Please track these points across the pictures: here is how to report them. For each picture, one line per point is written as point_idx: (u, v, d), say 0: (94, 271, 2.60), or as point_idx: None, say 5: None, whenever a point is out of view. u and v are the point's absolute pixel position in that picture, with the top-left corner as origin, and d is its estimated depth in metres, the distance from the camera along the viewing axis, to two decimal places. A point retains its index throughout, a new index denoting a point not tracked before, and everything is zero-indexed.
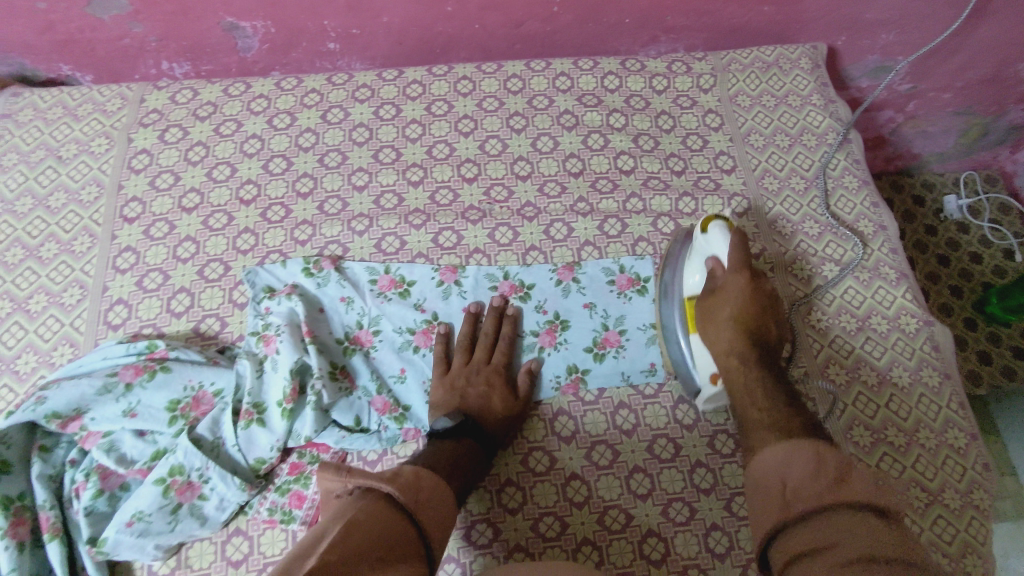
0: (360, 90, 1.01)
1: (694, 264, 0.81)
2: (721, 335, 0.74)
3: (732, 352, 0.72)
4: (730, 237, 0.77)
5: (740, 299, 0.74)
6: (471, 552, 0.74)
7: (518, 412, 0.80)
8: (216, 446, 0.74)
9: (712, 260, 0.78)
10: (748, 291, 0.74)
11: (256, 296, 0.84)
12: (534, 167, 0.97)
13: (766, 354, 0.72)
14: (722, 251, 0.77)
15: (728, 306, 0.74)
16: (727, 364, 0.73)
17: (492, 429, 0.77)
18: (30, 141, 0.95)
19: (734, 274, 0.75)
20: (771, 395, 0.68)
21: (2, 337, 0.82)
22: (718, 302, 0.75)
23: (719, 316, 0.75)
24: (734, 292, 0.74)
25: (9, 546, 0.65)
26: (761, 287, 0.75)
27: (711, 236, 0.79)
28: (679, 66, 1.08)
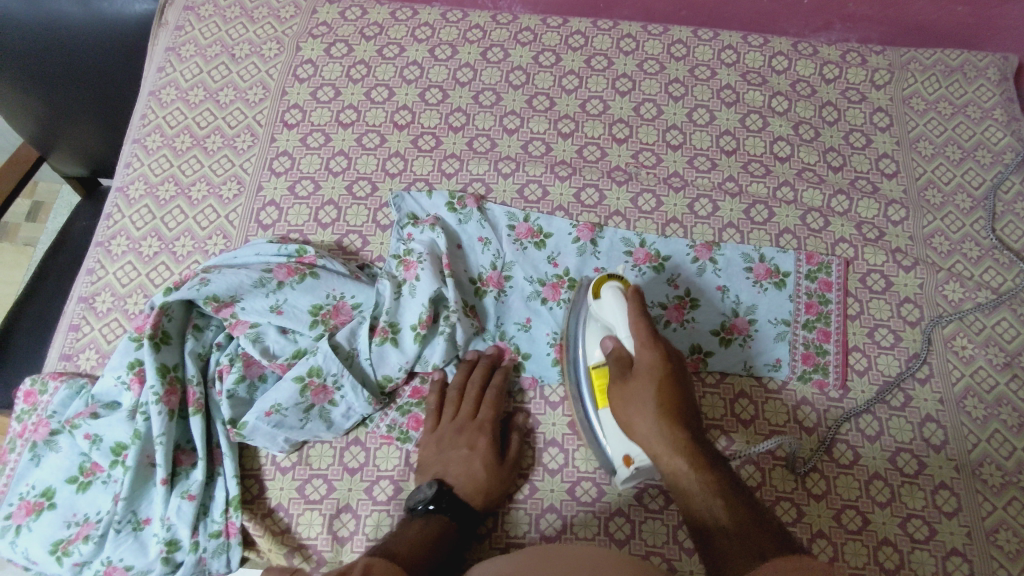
0: (522, 33, 1.00)
1: (591, 335, 0.74)
2: (652, 433, 0.66)
3: (672, 447, 0.65)
4: (625, 304, 0.70)
5: (661, 381, 0.67)
6: (572, 508, 0.75)
7: (503, 478, 0.73)
8: (350, 355, 0.76)
9: (612, 340, 0.71)
10: (665, 369, 0.67)
11: (400, 221, 0.86)
12: (686, 138, 0.95)
13: (702, 445, 0.67)
14: (622, 320, 0.70)
15: (650, 393, 0.67)
16: (672, 466, 0.65)
17: (472, 503, 0.71)
18: (209, 36, 0.99)
19: (644, 350, 0.68)
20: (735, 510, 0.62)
21: (165, 218, 0.87)
22: (635, 388, 0.68)
23: (642, 402, 0.67)
24: (650, 373, 0.67)
25: (161, 411, 0.70)
26: (674, 359, 0.69)
27: (605, 301, 0.71)
28: (854, 57, 1.02)
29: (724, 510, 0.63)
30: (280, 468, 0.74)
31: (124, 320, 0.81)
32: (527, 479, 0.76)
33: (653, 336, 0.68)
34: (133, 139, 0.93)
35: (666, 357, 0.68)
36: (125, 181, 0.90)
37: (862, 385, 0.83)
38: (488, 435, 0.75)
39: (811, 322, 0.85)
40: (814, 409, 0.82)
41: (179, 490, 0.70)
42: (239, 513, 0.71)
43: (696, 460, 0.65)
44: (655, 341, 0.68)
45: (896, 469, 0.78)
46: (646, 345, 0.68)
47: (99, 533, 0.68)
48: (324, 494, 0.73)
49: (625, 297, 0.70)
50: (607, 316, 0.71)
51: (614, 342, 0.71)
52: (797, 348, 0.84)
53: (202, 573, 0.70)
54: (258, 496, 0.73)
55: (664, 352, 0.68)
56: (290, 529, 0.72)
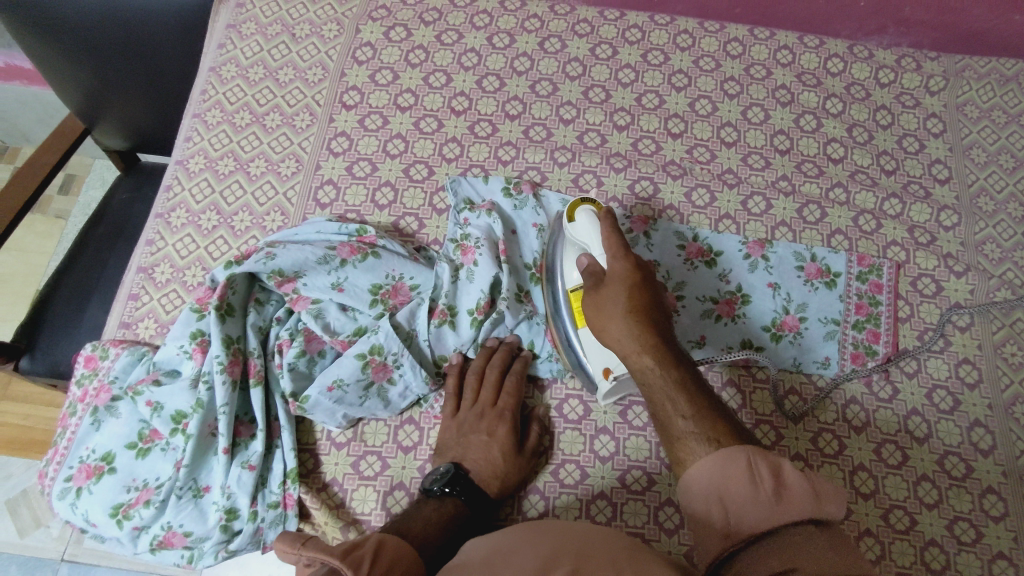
0: (580, 24, 1.01)
1: (570, 258, 0.74)
2: (623, 333, 0.65)
3: (641, 345, 0.64)
4: (600, 221, 0.70)
5: (632, 286, 0.66)
6: (622, 495, 0.74)
7: (521, 466, 0.73)
8: (409, 336, 0.77)
9: (586, 256, 0.70)
10: (637, 278, 0.67)
11: (457, 205, 0.86)
12: (740, 135, 0.95)
13: (676, 351, 0.64)
14: (597, 239, 0.70)
15: (622, 299, 0.66)
16: (639, 364, 0.64)
17: (486, 489, 0.71)
18: (270, 14, 1.00)
19: (618, 260, 0.68)
20: (698, 402, 0.60)
21: (224, 192, 0.87)
22: (607, 294, 0.67)
23: (612, 305, 0.66)
24: (622, 283, 0.67)
25: (225, 381, 0.70)
26: (647, 271, 0.68)
27: (580, 224, 0.72)
28: (908, 62, 1.02)
29: (687, 405, 0.60)
30: (335, 443, 0.75)
31: (183, 291, 0.82)
32: (577, 464, 0.76)
33: (624, 248, 0.68)
34: (192, 113, 0.93)
35: (638, 266, 0.67)
36: (184, 154, 0.90)
37: (912, 387, 0.83)
38: (508, 422, 0.74)
39: (861, 323, 0.85)
40: (863, 408, 0.82)
41: (240, 460, 0.71)
42: (296, 485, 0.72)
43: (663, 356, 0.63)
44: (627, 252, 0.68)
45: (944, 471, 0.78)
46: (618, 257, 0.68)
47: (161, 498, 0.69)
48: (379, 471, 0.74)
49: (598, 219, 0.71)
50: (581, 237, 0.72)
51: (590, 258, 0.70)
52: (847, 348, 0.84)
53: (257, 542, 0.71)
54: (313, 470, 0.74)
55: (636, 262, 0.67)
56: (345, 504, 0.73)
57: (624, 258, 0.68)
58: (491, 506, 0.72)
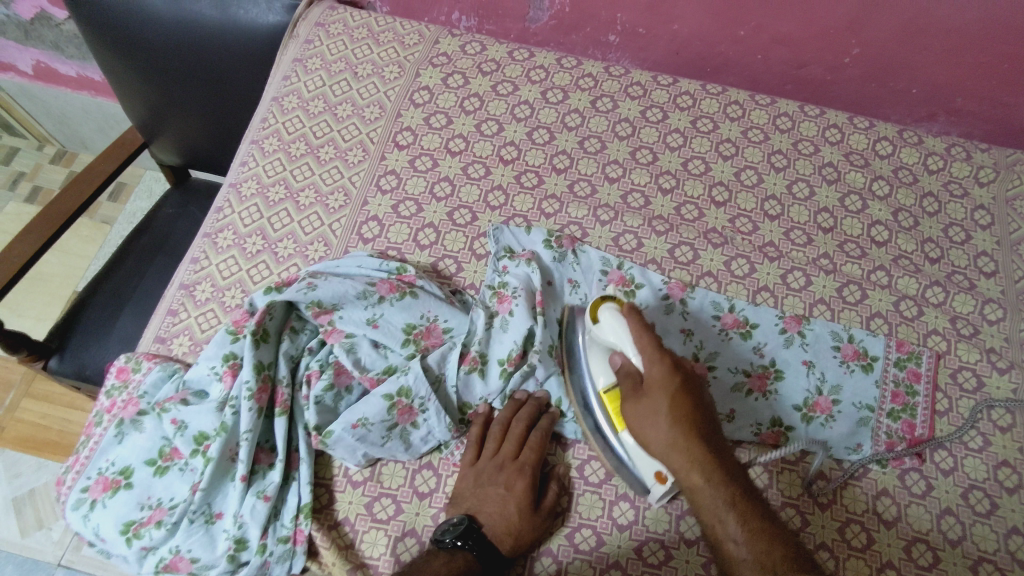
0: (633, 87, 1.03)
1: (600, 358, 0.75)
2: (669, 448, 0.67)
3: (688, 460, 0.66)
4: (628, 323, 0.71)
5: (673, 394, 0.68)
6: (637, 567, 0.72)
7: (537, 525, 0.71)
8: (438, 380, 0.76)
9: (620, 357, 0.72)
10: (677, 384, 0.68)
11: (497, 253, 0.86)
12: (785, 209, 0.95)
13: (722, 461, 0.66)
14: (626, 339, 0.71)
15: (665, 412, 0.68)
16: (687, 479, 0.66)
17: (498, 545, 0.69)
18: (335, 53, 1.04)
19: (653, 366, 0.69)
20: (749, 520, 0.63)
21: (272, 218, 0.89)
22: (649, 403, 0.69)
23: (657, 415, 0.68)
24: (663, 392, 0.68)
25: (251, 408, 0.70)
26: (683, 371, 0.70)
27: (605, 323, 0.72)
28: (958, 151, 1.02)
29: (738, 529, 0.63)
30: (352, 481, 0.74)
31: (220, 312, 0.82)
32: (594, 530, 0.74)
33: (659, 351, 0.69)
34: (251, 140, 0.97)
35: (675, 370, 0.69)
36: (238, 178, 0.93)
37: (947, 485, 0.79)
38: (527, 477, 0.73)
39: (897, 412, 0.83)
40: (895, 501, 0.78)
41: (256, 489, 0.70)
42: (308, 521, 0.70)
43: (708, 471, 0.65)
44: (662, 356, 0.69)
45: None
46: (654, 361, 0.69)
47: (172, 520, 0.68)
48: (392, 514, 0.73)
49: (621, 314, 0.72)
50: (607, 337, 0.73)
51: (622, 358, 0.71)
52: (880, 435, 0.81)
53: None
54: (326, 506, 0.73)
55: (672, 366, 0.69)
56: (354, 545, 0.71)
57: (660, 364, 0.69)
58: (501, 565, 0.69)
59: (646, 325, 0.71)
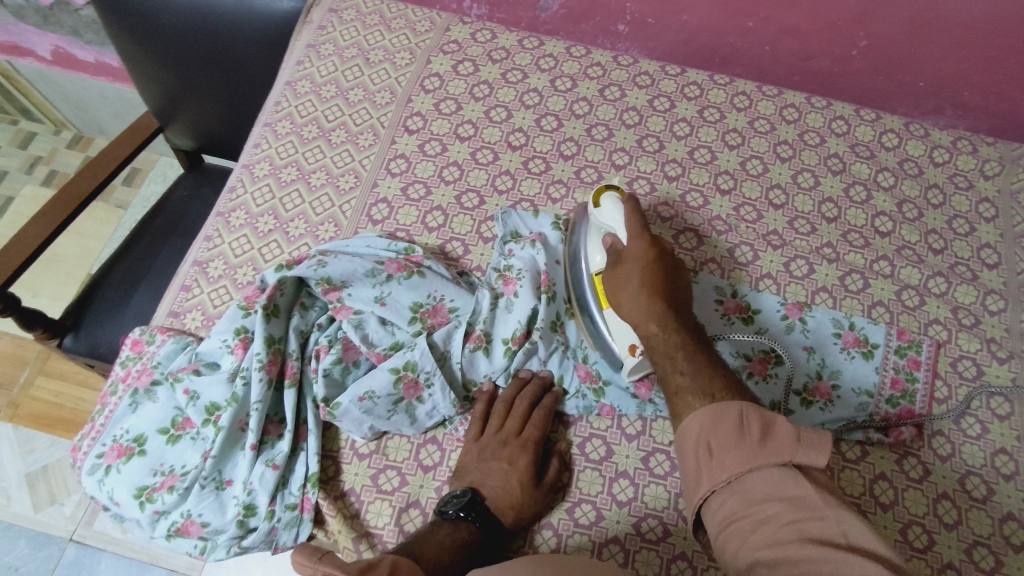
0: (641, 76, 1.04)
1: (594, 242, 0.79)
2: (634, 306, 0.70)
3: (648, 315, 0.68)
4: (623, 206, 0.76)
5: (646, 260, 0.71)
6: (636, 543, 0.73)
7: (539, 499, 0.72)
8: (443, 356, 0.78)
9: (611, 236, 0.76)
10: (653, 254, 0.72)
11: (503, 236, 0.88)
12: (789, 199, 0.96)
13: (681, 320, 0.68)
14: (620, 221, 0.75)
15: (637, 275, 0.71)
16: (645, 330, 0.68)
17: (501, 517, 0.71)
18: (348, 39, 1.06)
19: (635, 238, 0.73)
20: (697, 363, 0.63)
21: (283, 199, 0.91)
22: (625, 271, 0.72)
23: (628, 280, 0.71)
24: (638, 259, 0.72)
25: (261, 378, 0.72)
26: (664, 250, 0.73)
27: (605, 208, 0.77)
28: (964, 144, 1.03)
29: (686, 364, 0.63)
30: (358, 453, 0.76)
31: (232, 288, 0.85)
32: (594, 505, 0.75)
33: (643, 229, 0.73)
34: (264, 122, 0.99)
35: (654, 246, 0.72)
36: (252, 159, 0.95)
37: (945, 470, 0.80)
38: (530, 453, 0.74)
39: (896, 398, 0.84)
40: (892, 485, 0.79)
41: (265, 458, 0.72)
42: (315, 490, 0.72)
43: (666, 323, 0.67)
44: (643, 232, 0.73)
45: (971, 562, 0.75)
46: (636, 234, 0.73)
47: (184, 485, 0.70)
48: (397, 486, 0.75)
49: (622, 203, 0.77)
50: (604, 220, 0.78)
51: (613, 238, 0.76)
52: (879, 422, 0.82)
53: (270, 543, 0.71)
54: (333, 477, 0.75)
55: (652, 241, 0.73)
56: (359, 515, 0.73)
57: (642, 239, 0.73)
58: (503, 537, 0.71)
59: (639, 210, 0.76)
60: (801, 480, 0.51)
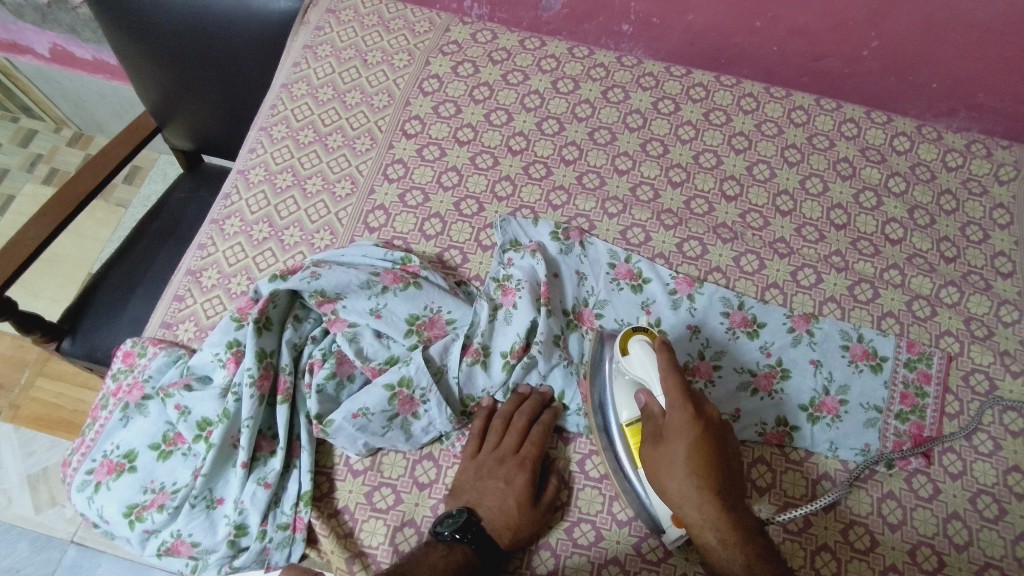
0: (645, 78, 1.02)
1: (624, 393, 0.72)
2: (685, 498, 0.64)
3: (702, 517, 0.63)
4: (657, 360, 0.67)
5: (692, 442, 0.64)
6: (636, 564, 0.71)
7: (536, 520, 0.71)
8: (440, 371, 0.76)
9: (647, 398, 0.69)
10: (697, 436, 0.64)
11: (503, 245, 0.86)
12: (797, 205, 0.93)
13: (735, 510, 0.64)
14: (656, 379, 0.68)
15: (684, 461, 0.64)
16: (701, 534, 0.64)
17: (497, 538, 0.68)
18: (345, 40, 1.04)
19: (676, 412, 0.65)
20: (759, 572, 0.62)
21: (278, 205, 0.89)
22: (668, 454, 0.66)
23: (675, 466, 0.65)
24: (683, 442, 0.65)
25: (253, 395, 0.71)
26: (710, 419, 0.66)
27: (637, 357, 0.70)
28: (978, 148, 1.00)
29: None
30: (352, 470, 0.74)
31: (225, 299, 0.83)
32: (593, 525, 0.73)
33: (686, 397, 0.65)
34: (259, 126, 0.97)
35: (699, 420, 0.65)
36: (247, 164, 0.93)
37: (955, 489, 0.77)
38: (527, 472, 0.72)
39: (904, 413, 0.81)
40: (900, 504, 0.77)
41: (256, 476, 0.71)
42: (308, 508, 0.71)
43: (722, 527, 0.63)
44: (685, 402, 0.65)
45: None
46: (677, 409, 0.65)
47: (174, 504, 0.69)
48: (391, 504, 0.73)
49: (654, 351, 0.69)
50: (639, 373, 0.70)
51: (648, 397, 0.69)
52: (887, 437, 0.80)
53: (262, 562, 0.70)
54: (327, 495, 0.74)
55: (696, 415, 0.65)
56: (353, 534, 0.71)
57: (683, 413, 0.65)
58: (501, 559, 0.69)
59: (675, 365, 0.67)
60: None
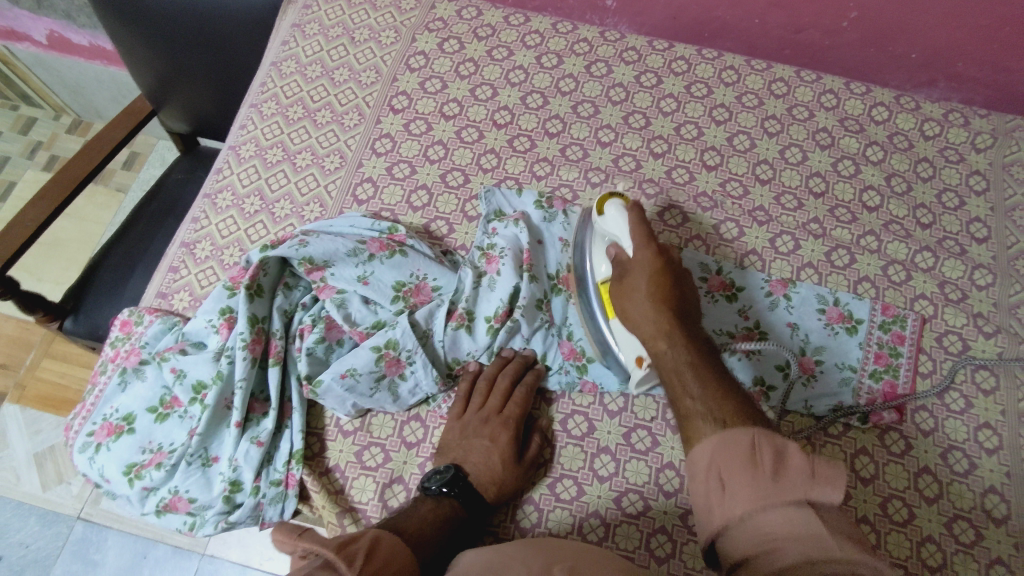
0: (628, 52, 1.04)
1: (598, 251, 0.79)
2: (644, 320, 0.71)
3: (656, 333, 0.69)
4: (626, 213, 0.75)
5: (653, 272, 0.72)
6: (616, 517, 0.74)
7: (520, 475, 0.73)
8: (425, 335, 0.79)
9: (615, 247, 0.76)
10: (658, 266, 0.72)
11: (487, 215, 0.88)
12: (776, 174, 0.95)
13: (690, 334, 0.68)
14: (624, 230, 0.75)
15: (644, 288, 0.72)
16: (654, 349, 0.69)
17: (483, 493, 0.71)
18: (333, 18, 1.06)
19: (639, 252, 0.73)
20: (704, 380, 0.64)
21: (269, 179, 0.92)
22: (631, 286, 0.73)
23: (636, 293, 0.72)
24: (645, 271, 0.72)
25: (246, 357, 0.74)
26: (670, 260, 0.73)
27: (610, 216, 0.76)
28: (956, 117, 1.01)
29: (695, 386, 0.63)
30: (343, 430, 0.77)
31: (219, 269, 0.86)
32: (575, 480, 0.76)
33: (648, 238, 0.73)
34: (250, 104, 0.99)
35: (661, 256, 0.72)
36: (238, 141, 0.96)
37: (926, 445, 0.80)
38: (511, 430, 0.75)
39: (879, 373, 0.83)
40: (873, 460, 0.79)
41: (250, 435, 0.74)
42: (300, 466, 0.74)
43: (674, 341, 0.68)
44: (648, 241, 0.73)
45: (951, 535, 0.75)
46: (641, 247, 0.73)
47: (171, 462, 0.72)
48: (381, 463, 0.76)
49: (626, 211, 0.76)
50: (609, 228, 0.77)
51: (618, 248, 0.76)
52: (861, 396, 0.82)
53: (256, 518, 0.73)
54: (318, 454, 0.77)
55: (658, 251, 0.72)
56: (344, 491, 0.75)
57: (645, 248, 0.73)
58: (487, 513, 0.72)
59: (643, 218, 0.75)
60: (812, 517, 0.49)
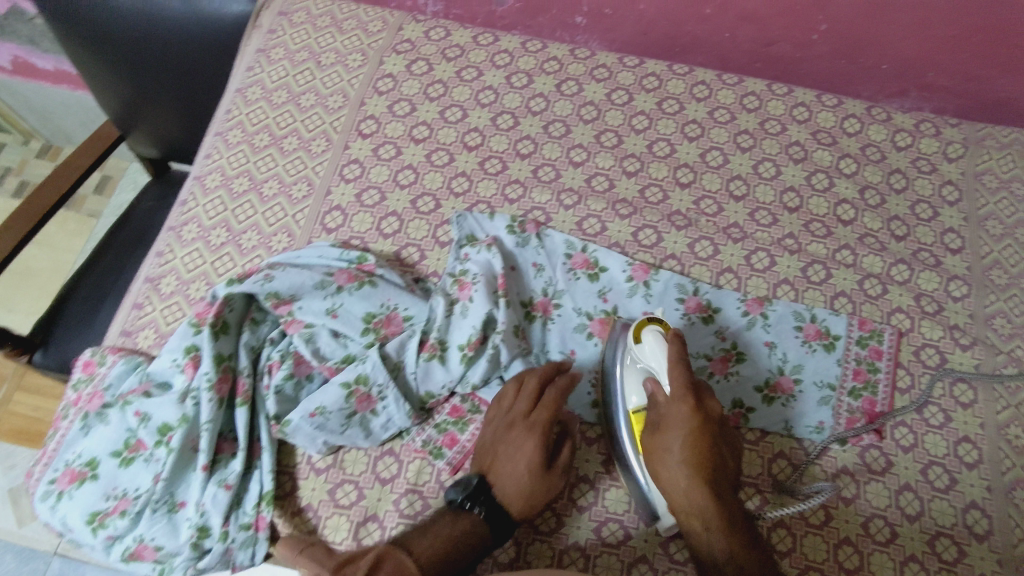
0: (599, 69, 1.03)
1: (632, 380, 0.74)
2: (677, 486, 0.67)
3: (693, 502, 0.66)
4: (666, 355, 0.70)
5: (691, 432, 0.67)
6: (596, 548, 0.73)
7: (551, 484, 0.70)
8: (397, 367, 0.77)
9: (653, 385, 0.72)
10: (699, 425, 0.67)
11: (459, 240, 0.87)
12: (750, 189, 0.95)
13: (724, 500, 0.66)
14: (665, 369, 0.71)
15: (680, 448, 0.67)
16: (688, 518, 0.66)
17: (507, 508, 0.69)
18: (299, 42, 1.04)
19: (677, 403, 0.69)
20: (739, 554, 0.64)
21: (236, 210, 0.90)
22: (663, 442, 0.68)
23: (669, 454, 0.68)
24: (681, 428, 0.68)
25: (212, 398, 0.72)
26: (707, 412, 0.69)
27: (646, 347, 0.72)
28: (927, 127, 1.01)
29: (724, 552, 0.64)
30: (315, 468, 0.75)
31: (185, 304, 0.84)
32: (554, 511, 0.75)
33: (689, 389, 0.69)
34: (215, 132, 0.97)
35: (698, 411, 0.68)
36: (203, 170, 0.94)
37: (907, 462, 0.79)
38: (537, 437, 0.70)
39: (858, 389, 0.83)
40: (855, 480, 0.78)
41: (217, 478, 0.71)
42: (269, 508, 0.72)
43: (712, 513, 0.65)
44: (686, 394, 0.68)
45: (934, 554, 0.74)
46: (677, 398, 0.69)
47: (136, 510, 0.70)
48: (354, 500, 0.74)
49: (664, 343, 0.72)
50: (646, 361, 0.73)
51: (654, 386, 0.72)
52: (841, 413, 0.82)
53: (226, 563, 0.71)
54: (289, 493, 0.75)
55: (695, 405, 0.68)
56: (316, 531, 0.73)
57: (682, 403, 0.68)
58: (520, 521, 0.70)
59: (683, 358, 0.70)
60: None
